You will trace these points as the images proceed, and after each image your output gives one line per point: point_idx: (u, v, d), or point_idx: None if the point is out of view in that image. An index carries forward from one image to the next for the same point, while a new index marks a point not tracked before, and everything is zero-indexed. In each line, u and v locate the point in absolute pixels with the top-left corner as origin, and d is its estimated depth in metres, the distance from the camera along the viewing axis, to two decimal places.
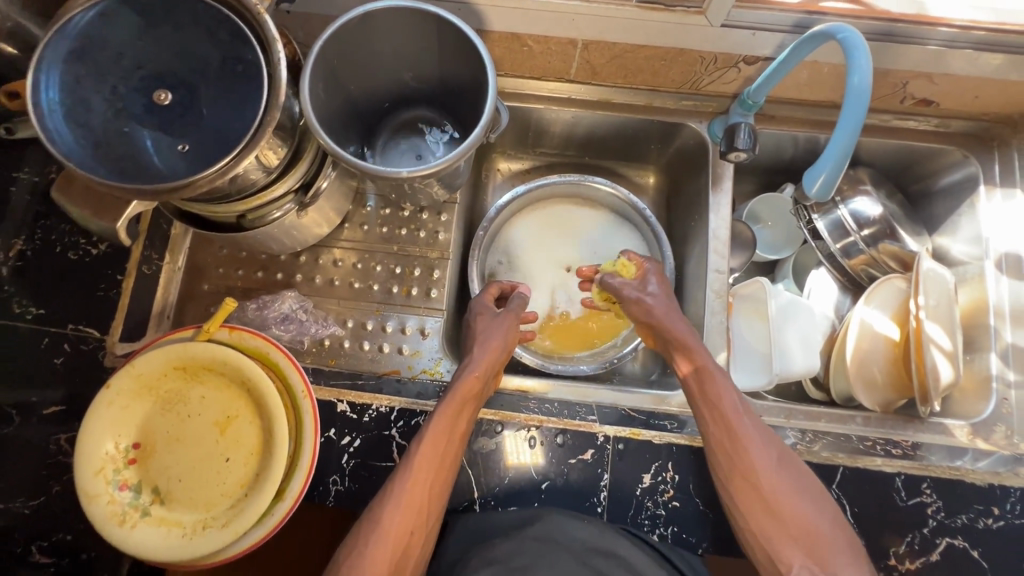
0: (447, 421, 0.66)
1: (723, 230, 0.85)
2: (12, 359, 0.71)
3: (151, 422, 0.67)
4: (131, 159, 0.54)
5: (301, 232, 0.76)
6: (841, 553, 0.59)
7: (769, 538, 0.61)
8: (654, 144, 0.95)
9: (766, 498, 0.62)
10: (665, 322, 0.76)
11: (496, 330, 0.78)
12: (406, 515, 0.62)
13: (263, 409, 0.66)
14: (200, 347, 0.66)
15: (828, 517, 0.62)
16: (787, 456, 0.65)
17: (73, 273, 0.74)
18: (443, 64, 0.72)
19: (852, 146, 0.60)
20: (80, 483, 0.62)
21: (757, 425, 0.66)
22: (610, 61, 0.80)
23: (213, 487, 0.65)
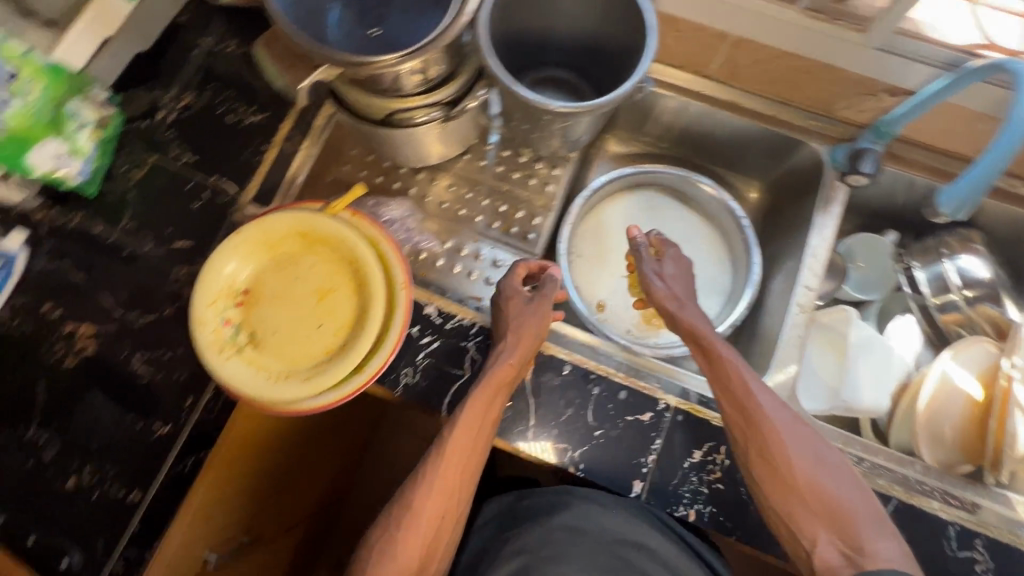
0: (476, 414, 0.66)
1: (823, 250, 0.85)
2: (160, 193, 0.79)
3: (264, 275, 0.73)
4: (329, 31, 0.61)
5: (429, 150, 0.82)
6: (872, 527, 0.59)
7: (794, 518, 0.61)
8: (767, 159, 0.97)
9: (787, 477, 0.62)
10: (695, 324, 0.72)
11: (533, 316, 0.71)
12: (439, 500, 0.63)
13: (365, 289, 0.72)
14: (325, 220, 0.73)
15: (855, 489, 0.61)
16: (808, 430, 0.64)
17: (226, 134, 0.82)
18: (602, 27, 0.76)
19: (1004, 164, 0.63)
20: (195, 306, 0.69)
21: (775, 404, 0.64)
22: (754, 63, 0.83)
23: (301, 346, 0.71)
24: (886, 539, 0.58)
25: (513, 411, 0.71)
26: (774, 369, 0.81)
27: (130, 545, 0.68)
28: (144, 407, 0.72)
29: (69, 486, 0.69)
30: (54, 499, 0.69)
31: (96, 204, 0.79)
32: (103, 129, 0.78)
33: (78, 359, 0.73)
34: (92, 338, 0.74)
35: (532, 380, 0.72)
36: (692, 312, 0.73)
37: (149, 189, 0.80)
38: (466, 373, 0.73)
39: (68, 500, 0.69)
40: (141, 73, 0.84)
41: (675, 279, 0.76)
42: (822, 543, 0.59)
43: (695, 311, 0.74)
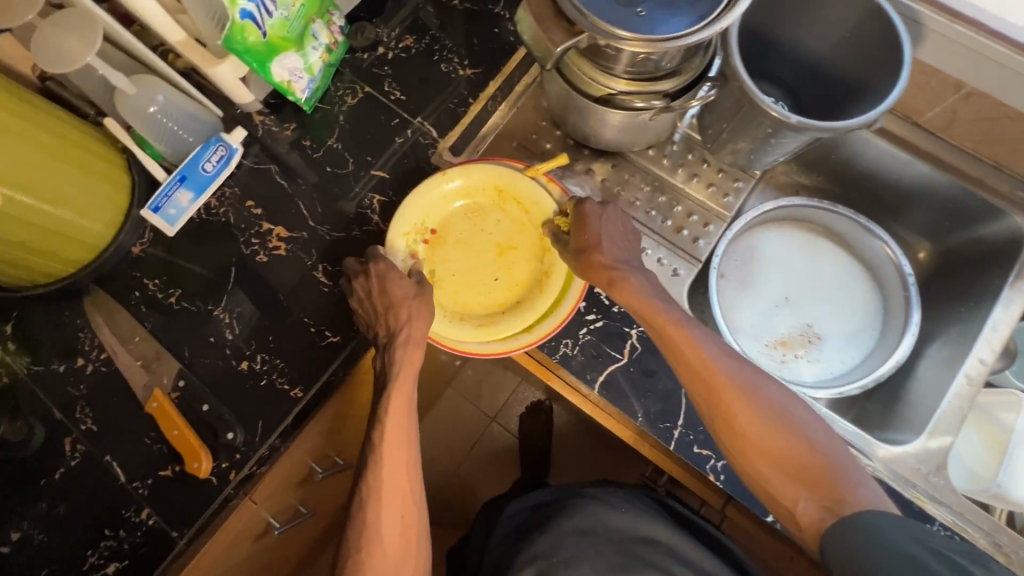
0: (394, 420, 0.70)
1: (1004, 326, 0.81)
2: (369, 123, 0.85)
3: (452, 220, 0.78)
4: None
5: (622, 137, 0.84)
6: (842, 474, 0.59)
7: (768, 480, 0.62)
8: (948, 221, 0.93)
9: (755, 442, 0.62)
10: (643, 304, 0.67)
11: (415, 295, 0.70)
12: (389, 510, 0.68)
13: (547, 256, 0.77)
14: (526, 183, 0.76)
15: (824, 437, 0.62)
16: (770, 387, 0.65)
17: (437, 81, 0.86)
18: (835, 52, 0.75)
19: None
20: (390, 235, 0.74)
21: (734, 366, 0.65)
22: (979, 121, 0.80)
23: (476, 294, 0.76)
24: (858, 486, 0.59)
25: (662, 406, 0.72)
26: (928, 435, 0.77)
27: (284, 433, 0.73)
28: (321, 314, 0.77)
29: (242, 368, 0.75)
30: (229, 376, 0.75)
31: (307, 120, 0.85)
32: (330, 54, 0.83)
33: (270, 257, 0.79)
34: (284, 241, 0.80)
35: None
36: (644, 290, 0.68)
37: (358, 117, 0.85)
38: (625, 358, 0.73)
39: (238, 380, 0.75)
40: (372, 10, 0.89)
41: (614, 246, 0.71)
42: (803, 501, 0.59)
43: (648, 284, 0.69)
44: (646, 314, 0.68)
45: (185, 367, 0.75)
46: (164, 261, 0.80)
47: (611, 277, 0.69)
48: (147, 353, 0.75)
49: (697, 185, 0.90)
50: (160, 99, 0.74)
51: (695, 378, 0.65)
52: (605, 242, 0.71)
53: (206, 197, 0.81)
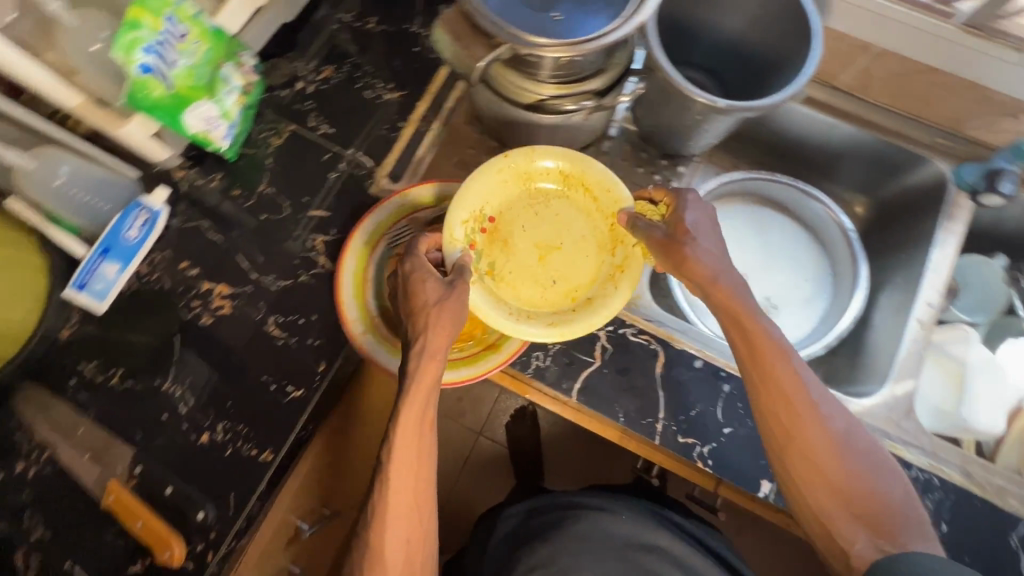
0: (410, 431, 0.62)
1: (944, 268, 0.84)
2: (299, 162, 0.81)
3: (513, 211, 0.76)
4: (510, 11, 0.62)
5: (559, 139, 0.83)
6: (907, 522, 0.59)
7: (825, 511, 0.61)
8: (879, 175, 0.97)
9: (824, 475, 0.61)
10: (736, 303, 0.64)
11: (448, 298, 0.65)
12: (395, 530, 0.62)
13: (619, 247, 0.74)
14: (596, 171, 0.74)
15: (891, 480, 0.61)
16: (859, 432, 0.63)
17: (364, 109, 0.84)
18: (750, 29, 0.77)
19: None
20: (450, 224, 0.70)
21: (827, 399, 0.63)
22: (889, 77, 0.83)
23: (536, 291, 0.74)
24: (919, 536, 0.58)
25: (643, 402, 0.72)
26: (891, 383, 0.80)
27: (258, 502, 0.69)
28: (279, 368, 0.73)
29: (203, 441, 0.70)
30: (189, 452, 0.70)
31: (233, 167, 0.81)
32: (246, 96, 0.80)
33: (215, 317, 0.75)
34: (228, 298, 0.75)
35: (661, 372, 0.73)
36: (732, 279, 0.65)
37: (286, 157, 0.81)
38: (596, 361, 0.73)
39: (200, 454, 0.70)
40: (284, 44, 0.85)
41: (703, 234, 0.67)
42: (860, 540, 0.59)
43: (733, 271, 0.66)
44: (738, 317, 0.64)
45: (139, 451, 0.70)
46: (98, 341, 0.74)
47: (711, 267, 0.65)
48: (96, 442, 0.70)
49: (641, 176, 0.90)
50: (64, 171, 0.70)
51: (778, 401, 0.62)
52: (696, 229, 0.68)
53: (134, 266, 0.76)
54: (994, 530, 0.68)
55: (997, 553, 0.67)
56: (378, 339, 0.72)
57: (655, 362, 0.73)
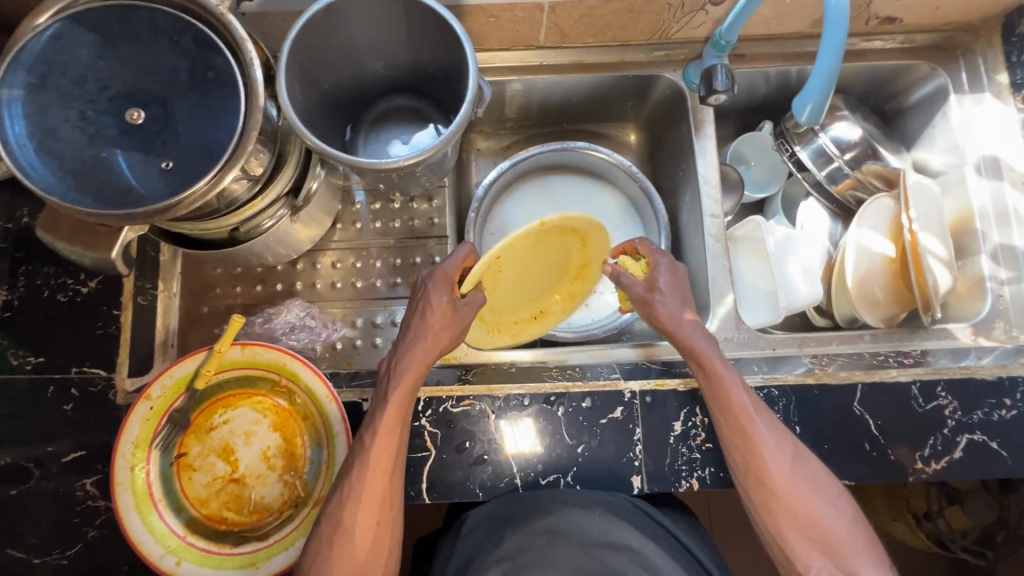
0: (396, 412, 0.62)
1: (713, 174, 0.85)
2: (17, 411, 0.68)
3: (519, 251, 0.70)
4: (112, 185, 0.52)
5: (295, 239, 0.75)
6: (861, 548, 0.58)
7: (787, 541, 0.60)
8: (631, 101, 0.94)
9: (778, 500, 0.61)
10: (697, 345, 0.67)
11: (441, 319, 0.66)
12: (366, 513, 0.59)
13: (579, 281, 0.79)
14: (599, 233, 0.71)
15: (847, 514, 0.60)
16: (820, 470, 0.63)
17: (66, 316, 0.71)
18: (415, 49, 0.71)
19: (836, 73, 0.62)
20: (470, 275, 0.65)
21: (779, 432, 0.64)
22: (577, 21, 0.79)
23: (516, 303, 0.78)
24: (876, 563, 0.58)
25: (492, 465, 0.69)
26: (714, 307, 0.81)
27: None
28: None
29: None
30: None
31: None
32: None
33: None
34: None
35: (497, 427, 0.70)
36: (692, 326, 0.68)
37: (3, 413, 0.68)
38: (432, 451, 0.69)
39: None
40: None
41: (672, 295, 0.70)
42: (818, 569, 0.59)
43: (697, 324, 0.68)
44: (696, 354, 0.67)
45: None
46: None
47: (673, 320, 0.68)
48: None
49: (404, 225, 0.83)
50: None
51: (738, 421, 0.63)
52: (664, 293, 0.70)
53: None
54: (839, 408, 0.71)
55: (847, 428, 0.70)
56: (197, 559, 0.63)
57: (487, 421, 0.70)
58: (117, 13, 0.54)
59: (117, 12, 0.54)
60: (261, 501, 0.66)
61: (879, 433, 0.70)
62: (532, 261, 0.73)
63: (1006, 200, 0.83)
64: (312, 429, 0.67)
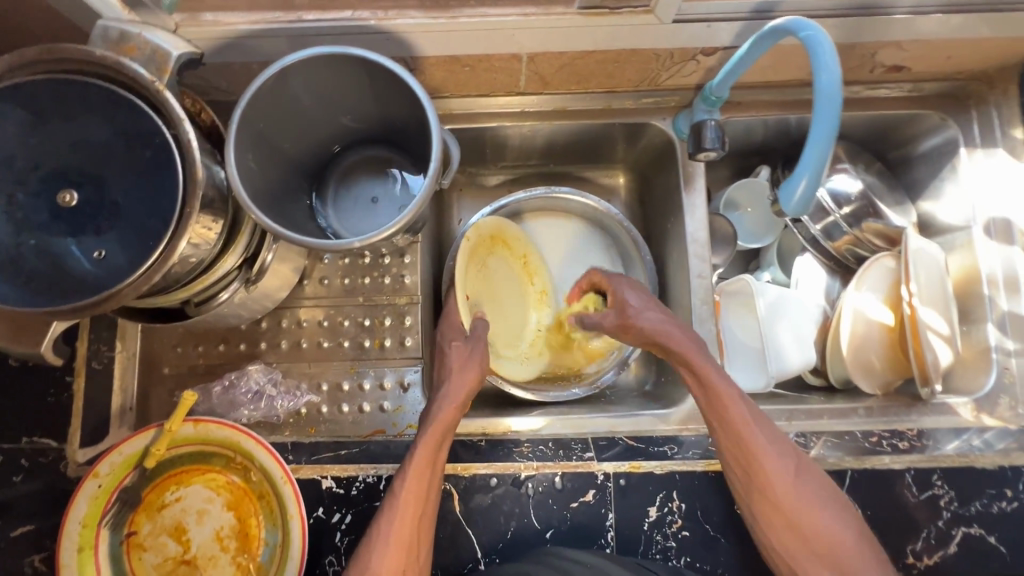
0: (427, 458, 0.61)
1: (702, 232, 0.81)
2: None
3: (474, 284, 0.80)
4: (44, 274, 0.49)
5: (256, 301, 0.71)
6: (864, 558, 0.57)
7: (789, 551, 0.59)
8: (620, 145, 0.89)
9: (788, 516, 0.59)
10: (696, 365, 0.66)
11: (473, 358, 0.69)
12: (397, 555, 0.57)
13: (534, 279, 0.88)
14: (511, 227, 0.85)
15: (847, 515, 0.59)
16: (818, 483, 0.61)
17: (14, 382, 0.68)
18: (382, 105, 0.67)
19: (829, 155, 0.55)
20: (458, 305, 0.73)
21: (776, 444, 0.62)
22: (560, 70, 0.74)
23: (516, 326, 0.85)
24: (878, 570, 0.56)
25: (455, 547, 0.65)
26: None
27: None
28: None
29: None
30: None
31: None
32: None
33: None
34: None
35: (463, 508, 0.66)
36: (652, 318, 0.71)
37: None
38: None
39: None
40: None
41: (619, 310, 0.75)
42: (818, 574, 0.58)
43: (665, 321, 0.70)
44: (690, 369, 0.67)
45: None
46: None
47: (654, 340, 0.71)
48: None
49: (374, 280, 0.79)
50: None
51: (737, 429, 0.62)
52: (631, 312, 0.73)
53: None
54: None
55: None
56: None
57: (451, 503, 0.66)
58: (47, 87, 0.50)
59: (48, 86, 0.50)
60: None
61: (868, 524, 0.67)
62: (494, 294, 0.83)
63: (1017, 265, 0.77)
64: (267, 509, 0.65)
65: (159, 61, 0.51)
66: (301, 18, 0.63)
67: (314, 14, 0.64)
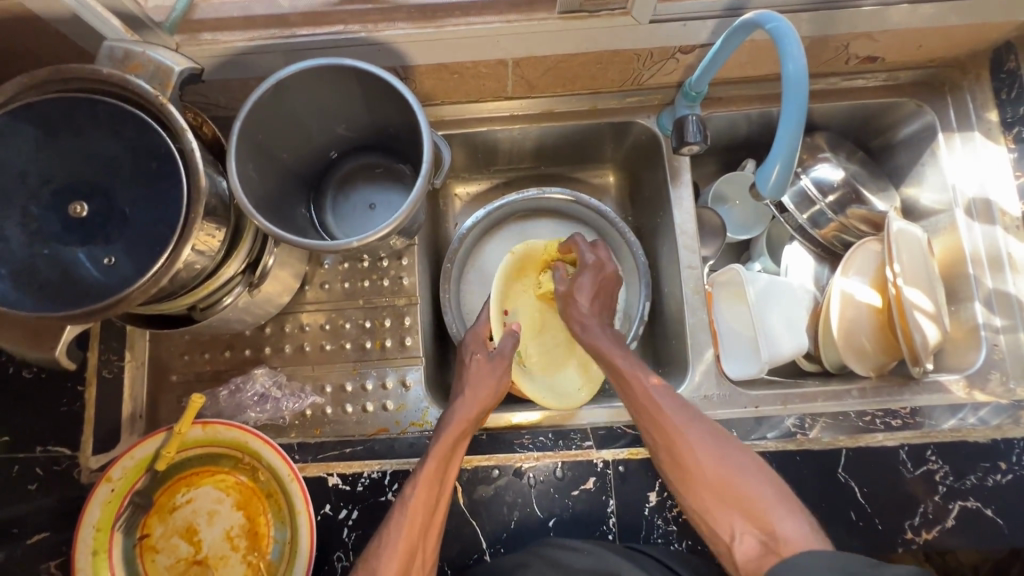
0: (438, 467, 0.63)
1: (689, 224, 0.83)
2: None
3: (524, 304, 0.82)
4: (57, 282, 0.51)
5: (261, 306, 0.74)
6: (778, 504, 0.56)
7: (713, 517, 0.59)
8: (608, 144, 0.92)
9: (690, 470, 0.60)
10: (599, 344, 0.73)
11: (488, 378, 0.72)
12: (401, 563, 0.57)
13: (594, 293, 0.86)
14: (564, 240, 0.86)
15: (758, 471, 0.59)
16: (722, 438, 0.62)
17: (27, 393, 0.70)
18: (375, 113, 0.70)
19: (799, 139, 0.58)
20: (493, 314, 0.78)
21: (674, 402, 0.64)
22: (544, 73, 0.77)
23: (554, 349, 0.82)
24: (793, 515, 0.55)
25: (460, 539, 0.67)
26: (693, 363, 0.79)
27: None
28: None
29: None
30: None
31: None
32: None
33: None
34: None
35: (467, 500, 0.68)
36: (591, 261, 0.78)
37: None
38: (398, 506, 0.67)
39: None
40: None
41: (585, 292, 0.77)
42: (738, 534, 0.56)
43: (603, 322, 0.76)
44: (597, 351, 0.73)
45: None
46: None
47: (580, 324, 0.76)
48: None
49: (373, 284, 0.81)
50: None
51: (638, 398, 0.66)
52: (580, 292, 0.77)
53: None
54: (824, 475, 0.69)
55: (833, 495, 0.68)
56: None
57: (455, 496, 0.68)
58: (58, 106, 0.53)
59: (58, 105, 0.53)
60: None
61: (866, 501, 0.68)
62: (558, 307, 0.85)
63: (1000, 243, 0.79)
64: (275, 507, 0.66)
65: (162, 76, 0.54)
66: (295, 34, 0.67)
67: (308, 30, 0.67)
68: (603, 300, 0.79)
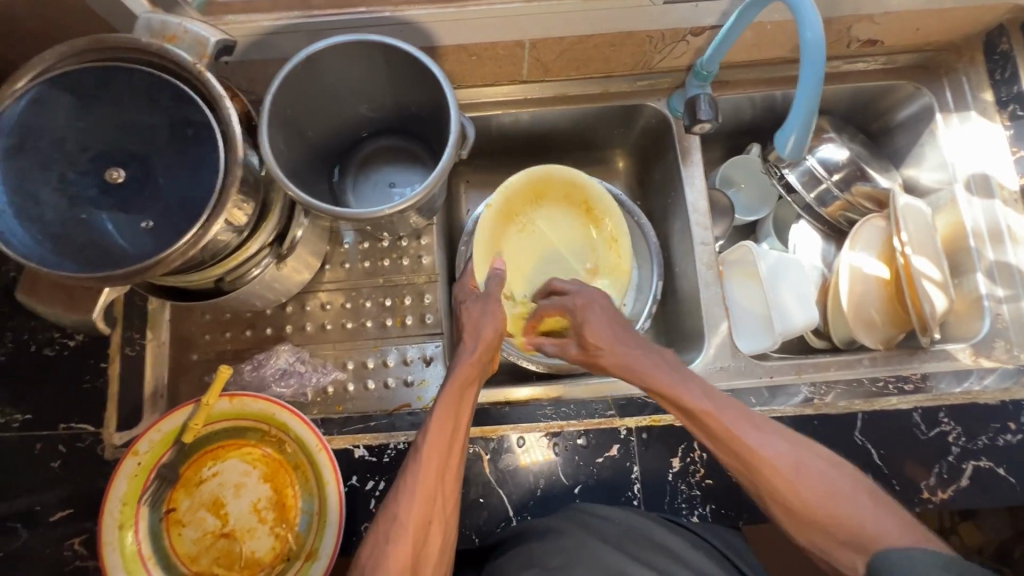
0: (451, 408, 0.62)
1: (702, 202, 0.85)
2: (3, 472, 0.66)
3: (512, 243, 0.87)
4: (93, 246, 0.52)
5: (283, 283, 0.74)
6: (898, 532, 0.50)
7: (823, 549, 0.54)
8: (617, 129, 0.94)
9: (796, 505, 0.54)
10: (647, 378, 0.64)
11: (486, 315, 0.71)
12: (423, 504, 0.56)
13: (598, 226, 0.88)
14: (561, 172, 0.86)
15: (872, 499, 0.53)
16: (828, 469, 0.55)
17: (51, 370, 0.70)
18: (399, 93, 0.72)
19: (817, 103, 0.62)
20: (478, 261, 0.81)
21: (762, 435, 0.57)
22: (559, 56, 0.79)
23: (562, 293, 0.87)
24: (906, 535, 0.50)
25: (487, 507, 0.67)
26: (709, 337, 0.80)
27: None
28: None
29: None
30: None
31: None
32: None
33: None
34: None
35: (493, 470, 0.68)
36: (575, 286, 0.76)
37: None
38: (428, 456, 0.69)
39: None
40: None
41: (591, 308, 0.71)
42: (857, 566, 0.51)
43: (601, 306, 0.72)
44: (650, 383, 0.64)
45: None
46: None
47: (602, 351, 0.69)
48: None
49: (392, 262, 0.82)
50: None
51: (722, 438, 0.58)
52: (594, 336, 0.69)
53: None
54: (841, 438, 0.70)
55: (850, 457, 0.70)
56: None
57: (482, 465, 0.69)
58: (96, 75, 0.54)
59: (96, 73, 0.54)
60: (252, 555, 0.65)
61: (882, 463, 0.69)
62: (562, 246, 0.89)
63: (999, 217, 0.82)
64: (303, 479, 0.66)
65: (198, 47, 0.56)
66: (320, 14, 0.68)
67: (333, 11, 0.69)
68: (620, 321, 0.71)
